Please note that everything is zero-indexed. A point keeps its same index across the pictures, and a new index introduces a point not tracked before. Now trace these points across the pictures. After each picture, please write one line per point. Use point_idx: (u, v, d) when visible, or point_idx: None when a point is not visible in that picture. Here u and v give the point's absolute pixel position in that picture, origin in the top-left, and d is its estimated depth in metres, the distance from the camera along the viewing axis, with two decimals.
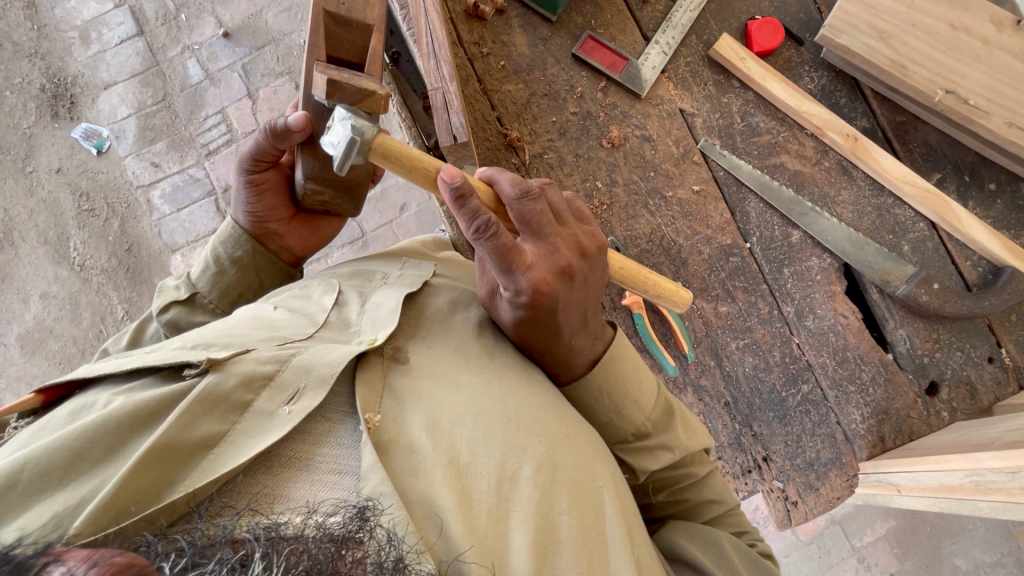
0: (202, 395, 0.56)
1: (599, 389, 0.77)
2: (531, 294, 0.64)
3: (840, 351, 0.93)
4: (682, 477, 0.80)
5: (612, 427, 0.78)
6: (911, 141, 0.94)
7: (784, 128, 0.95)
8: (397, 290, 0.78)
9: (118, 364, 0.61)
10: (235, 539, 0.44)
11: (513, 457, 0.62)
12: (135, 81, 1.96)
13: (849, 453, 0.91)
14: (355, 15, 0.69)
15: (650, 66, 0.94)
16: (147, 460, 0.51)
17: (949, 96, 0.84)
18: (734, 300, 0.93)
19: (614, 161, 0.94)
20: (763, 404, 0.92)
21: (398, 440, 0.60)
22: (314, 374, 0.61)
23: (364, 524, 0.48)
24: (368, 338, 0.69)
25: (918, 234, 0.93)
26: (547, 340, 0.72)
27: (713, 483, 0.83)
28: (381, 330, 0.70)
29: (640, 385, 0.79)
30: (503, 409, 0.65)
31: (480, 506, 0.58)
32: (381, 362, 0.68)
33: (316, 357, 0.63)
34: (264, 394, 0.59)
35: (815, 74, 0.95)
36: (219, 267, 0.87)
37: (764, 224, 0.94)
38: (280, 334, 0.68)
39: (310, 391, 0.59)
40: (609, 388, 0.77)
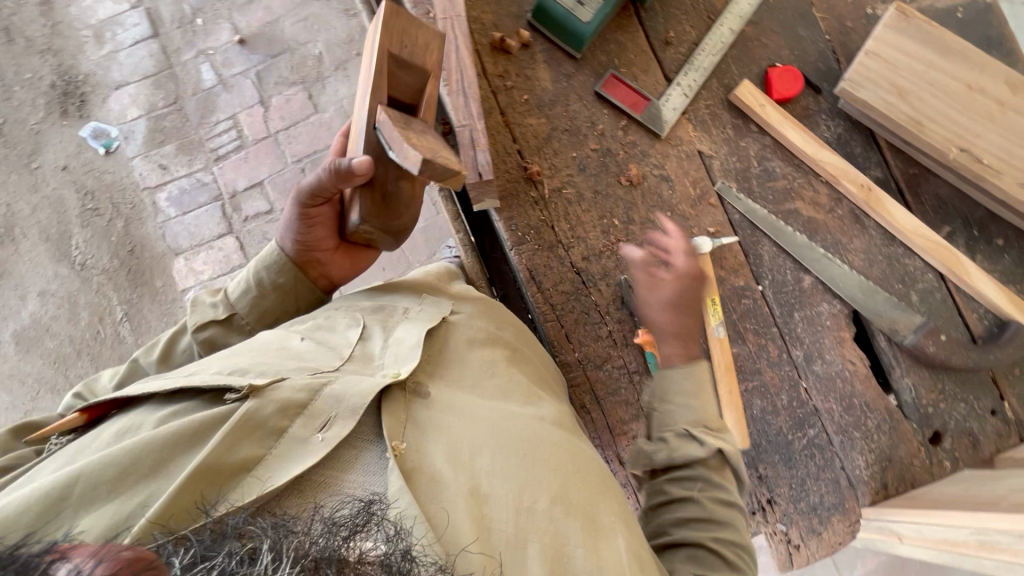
0: (241, 419, 0.56)
1: (679, 381, 0.82)
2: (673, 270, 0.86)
3: (847, 397, 0.94)
4: (724, 521, 0.70)
5: (675, 413, 0.80)
6: (923, 193, 0.96)
7: (800, 174, 0.96)
8: (418, 324, 0.79)
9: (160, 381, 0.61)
10: (243, 532, 0.45)
11: (529, 487, 0.62)
12: (147, 82, 1.96)
13: (852, 499, 0.92)
14: (417, 59, 0.73)
15: (670, 107, 0.96)
16: (192, 479, 0.51)
17: (964, 154, 0.86)
18: (744, 341, 0.94)
19: (631, 200, 0.95)
20: (770, 447, 0.93)
21: (421, 467, 0.60)
22: (345, 404, 0.61)
23: (371, 518, 0.48)
24: (391, 371, 0.69)
25: (927, 284, 0.95)
26: (684, 338, 0.84)
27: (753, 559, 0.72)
28: (404, 364, 0.71)
29: (709, 399, 0.81)
30: (520, 438, 0.67)
31: (496, 530, 0.59)
32: (403, 394, 0.67)
33: (345, 386, 0.63)
34: (298, 422, 0.59)
35: (831, 123, 0.97)
36: (260, 290, 0.86)
37: (776, 267, 0.95)
38: (312, 363, 0.68)
39: (342, 420, 0.60)
40: (695, 383, 0.81)
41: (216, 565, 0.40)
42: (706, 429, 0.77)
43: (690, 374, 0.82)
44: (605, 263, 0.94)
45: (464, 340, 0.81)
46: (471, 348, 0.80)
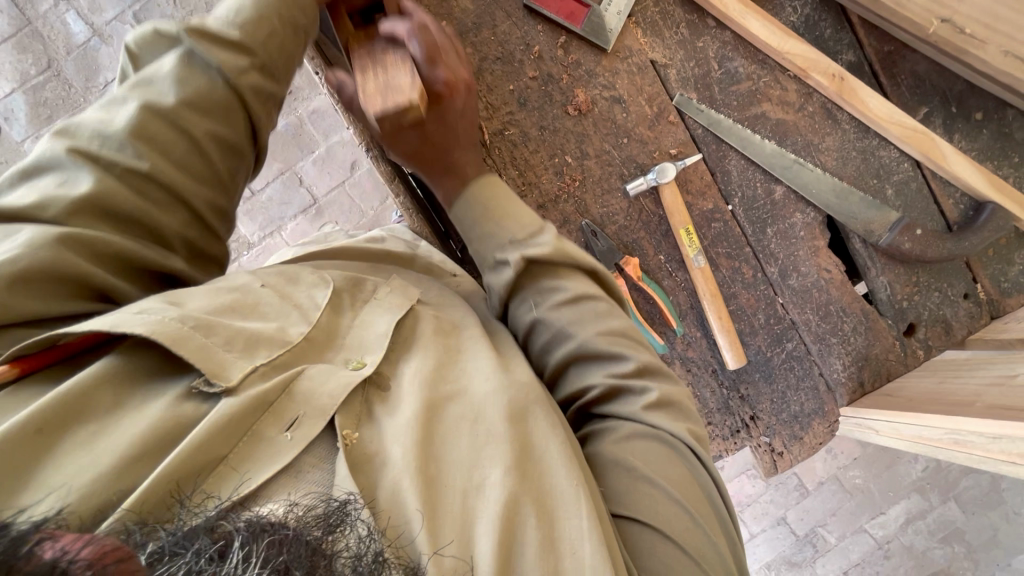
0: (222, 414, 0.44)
1: (466, 213, 0.70)
2: (446, 85, 0.65)
3: (824, 306, 0.92)
4: (605, 353, 0.64)
5: (485, 246, 0.68)
6: (899, 73, 0.87)
7: (765, 71, 0.86)
8: (389, 310, 0.62)
9: (116, 316, 0.45)
10: (215, 526, 0.36)
11: (491, 467, 0.50)
12: (8, 47, 1.66)
13: (830, 401, 0.94)
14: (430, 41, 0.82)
15: (614, 12, 0.82)
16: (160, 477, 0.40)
17: (944, 26, 0.76)
18: (717, 267, 0.89)
19: (582, 130, 0.84)
20: (750, 366, 0.93)
21: (383, 453, 0.48)
22: (313, 402, 0.49)
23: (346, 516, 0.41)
24: (355, 359, 0.55)
25: (902, 175, 0.89)
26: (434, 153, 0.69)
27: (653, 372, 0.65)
28: (374, 352, 0.57)
29: (513, 211, 0.69)
30: (488, 407, 0.54)
31: (450, 500, 0.47)
32: (364, 391, 0.53)
33: (314, 382, 0.50)
34: (263, 418, 0.47)
35: (797, 3, 0.84)
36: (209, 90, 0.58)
37: (746, 182, 0.88)
38: (276, 339, 0.52)
39: (313, 418, 0.48)
40: (479, 205, 0.69)
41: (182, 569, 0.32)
42: (531, 251, 0.66)
43: (472, 199, 0.69)
44: (562, 208, 0.86)
45: (439, 322, 0.64)
46: (442, 335, 0.61)
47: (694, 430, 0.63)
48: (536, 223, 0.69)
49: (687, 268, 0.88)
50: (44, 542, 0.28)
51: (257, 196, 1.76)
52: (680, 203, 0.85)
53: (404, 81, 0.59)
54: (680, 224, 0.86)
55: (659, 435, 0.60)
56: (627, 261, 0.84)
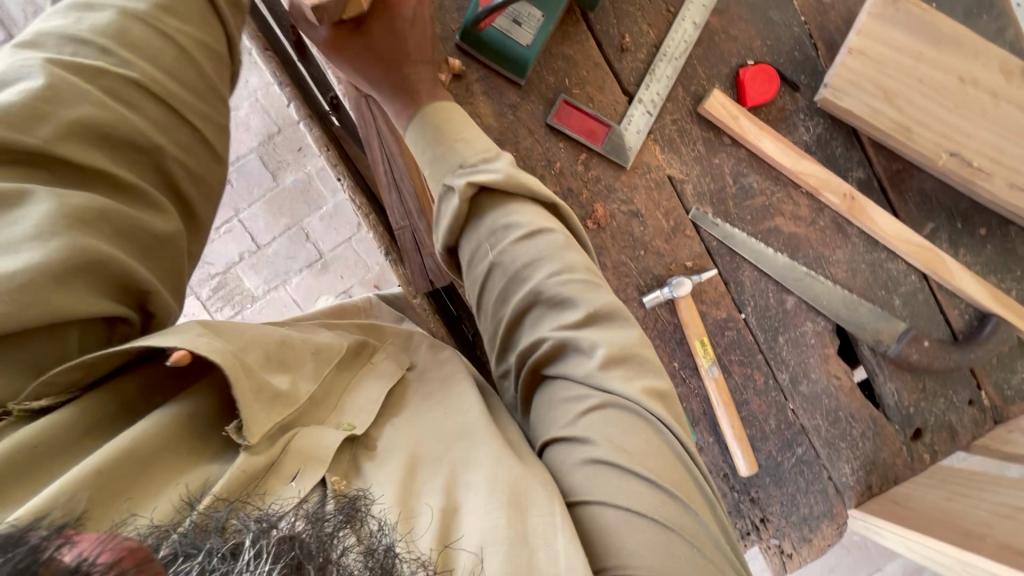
0: (234, 468, 0.44)
1: (419, 131, 0.73)
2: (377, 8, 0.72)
3: (833, 412, 0.93)
4: (561, 298, 0.61)
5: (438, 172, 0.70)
6: (907, 190, 0.90)
7: (778, 186, 0.88)
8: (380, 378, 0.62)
9: (180, 336, 0.45)
10: (226, 527, 0.37)
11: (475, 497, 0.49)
12: None
13: (839, 504, 0.95)
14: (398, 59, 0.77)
15: (633, 131, 0.84)
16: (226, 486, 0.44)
17: (953, 158, 0.78)
18: (730, 374, 0.91)
19: (601, 242, 0.86)
20: (760, 470, 0.94)
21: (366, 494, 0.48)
22: (310, 453, 0.49)
23: (356, 514, 0.42)
24: (347, 422, 0.54)
25: (909, 286, 0.92)
26: (388, 64, 0.74)
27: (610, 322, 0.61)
28: (363, 416, 0.56)
29: (461, 133, 0.71)
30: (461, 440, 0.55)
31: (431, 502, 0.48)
32: (352, 452, 0.53)
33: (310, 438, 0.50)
34: (269, 467, 0.47)
35: (810, 123, 0.87)
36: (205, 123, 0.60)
37: (758, 292, 0.90)
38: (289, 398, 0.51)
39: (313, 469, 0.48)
40: (424, 130, 0.73)
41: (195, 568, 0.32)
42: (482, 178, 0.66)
43: (423, 121, 0.73)
44: None
45: (428, 386, 0.64)
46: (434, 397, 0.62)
47: (655, 386, 0.58)
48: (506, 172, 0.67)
49: (700, 376, 0.89)
50: (64, 545, 0.26)
51: (264, 250, 1.75)
52: (693, 311, 0.87)
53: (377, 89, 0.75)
54: (694, 333, 0.87)
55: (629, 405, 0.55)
56: None
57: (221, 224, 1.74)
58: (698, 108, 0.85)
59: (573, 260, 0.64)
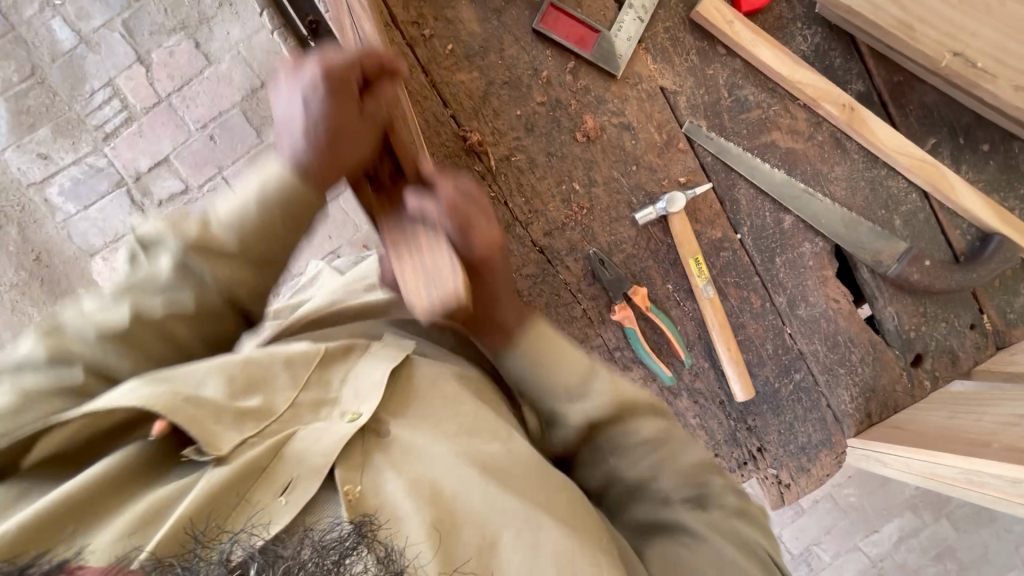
0: (206, 485, 0.44)
1: (494, 285, 0.60)
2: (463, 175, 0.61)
3: (831, 336, 0.91)
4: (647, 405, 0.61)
5: (508, 300, 0.60)
6: (907, 103, 0.87)
7: (775, 99, 0.85)
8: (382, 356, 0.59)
9: (136, 394, 0.46)
10: (230, 557, 0.35)
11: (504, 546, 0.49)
12: None
13: (838, 432, 0.92)
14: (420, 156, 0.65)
15: (624, 38, 0.80)
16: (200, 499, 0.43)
17: (956, 59, 0.75)
18: (726, 297, 0.88)
19: (591, 158, 0.82)
20: (758, 398, 0.91)
21: (385, 508, 0.48)
22: (306, 462, 0.48)
23: (364, 539, 0.39)
24: (349, 410, 0.54)
25: (910, 206, 0.89)
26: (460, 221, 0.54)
27: (634, 394, 0.61)
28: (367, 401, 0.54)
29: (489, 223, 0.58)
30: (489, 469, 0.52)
31: (457, 538, 0.48)
32: (363, 443, 0.52)
33: (305, 447, 0.49)
34: (259, 487, 0.46)
35: (807, 32, 0.84)
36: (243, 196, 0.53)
37: (754, 211, 0.87)
38: (262, 413, 0.51)
39: (306, 480, 0.47)
40: (528, 362, 0.59)
41: None
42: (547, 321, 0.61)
43: (532, 355, 0.59)
44: (569, 236, 0.83)
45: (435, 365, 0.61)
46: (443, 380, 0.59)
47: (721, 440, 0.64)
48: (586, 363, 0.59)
49: (695, 298, 0.87)
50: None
51: None
52: (689, 229, 0.84)
53: (439, 258, 0.52)
54: (689, 252, 0.84)
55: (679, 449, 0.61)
56: (636, 290, 0.82)
57: (204, 181, 1.69)
58: (691, 14, 0.81)
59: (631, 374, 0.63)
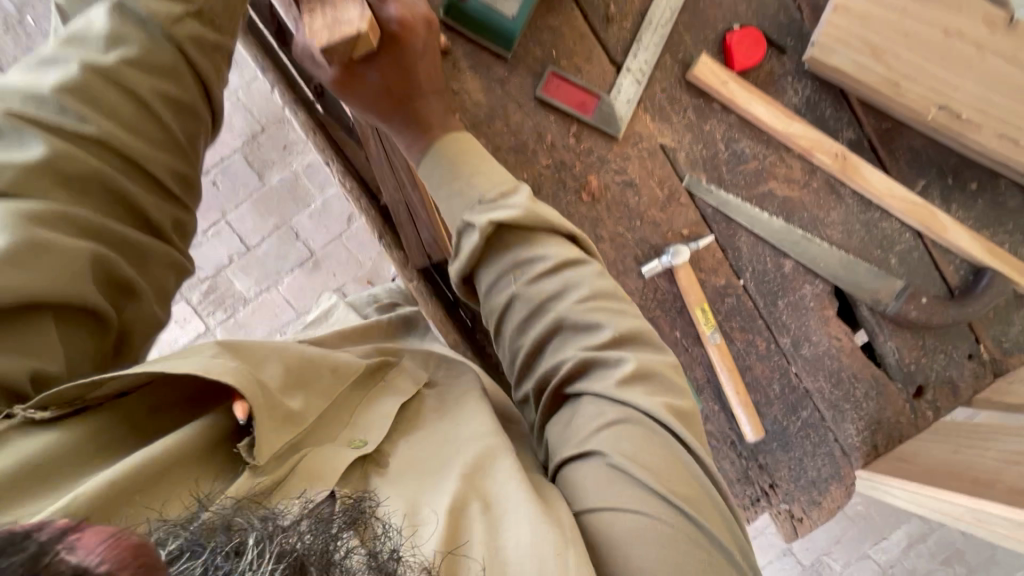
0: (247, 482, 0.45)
1: (432, 166, 0.66)
2: (400, 24, 0.63)
3: (835, 373, 0.94)
4: (584, 323, 0.60)
5: (453, 208, 0.64)
6: (897, 148, 0.90)
7: (770, 151, 0.88)
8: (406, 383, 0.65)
9: (198, 359, 0.46)
10: (231, 527, 0.37)
11: (472, 514, 0.48)
12: None
13: (846, 465, 0.95)
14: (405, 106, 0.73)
15: (623, 100, 0.83)
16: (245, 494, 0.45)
17: (942, 112, 0.79)
18: (732, 340, 0.91)
19: (596, 215, 0.85)
20: (767, 436, 0.94)
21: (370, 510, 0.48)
22: (317, 473, 0.49)
23: (362, 515, 0.42)
24: (355, 440, 0.54)
25: (904, 245, 0.92)
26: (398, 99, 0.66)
27: (544, 213, 0.63)
28: (375, 432, 0.55)
29: (476, 162, 0.66)
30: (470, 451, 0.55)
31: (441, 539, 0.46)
32: (363, 467, 0.53)
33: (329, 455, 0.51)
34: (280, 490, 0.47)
35: (798, 86, 0.87)
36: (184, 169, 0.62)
37: (756, 257, 0.90)
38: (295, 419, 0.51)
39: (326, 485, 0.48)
40: (443, 154, 0.66)
41: (197, 564, 0.32)
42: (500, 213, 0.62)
43: (440, 151, 0.66)
44: None
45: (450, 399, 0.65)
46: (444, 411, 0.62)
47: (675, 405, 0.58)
48: (509, 179, 0.65)
49: (703, 344, 0.89)
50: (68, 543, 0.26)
51: (253, 251, 1.73)
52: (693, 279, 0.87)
53: (348, 1, 0.56)
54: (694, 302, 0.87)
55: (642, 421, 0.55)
56: None
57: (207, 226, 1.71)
58: (686, 74, 0.85)
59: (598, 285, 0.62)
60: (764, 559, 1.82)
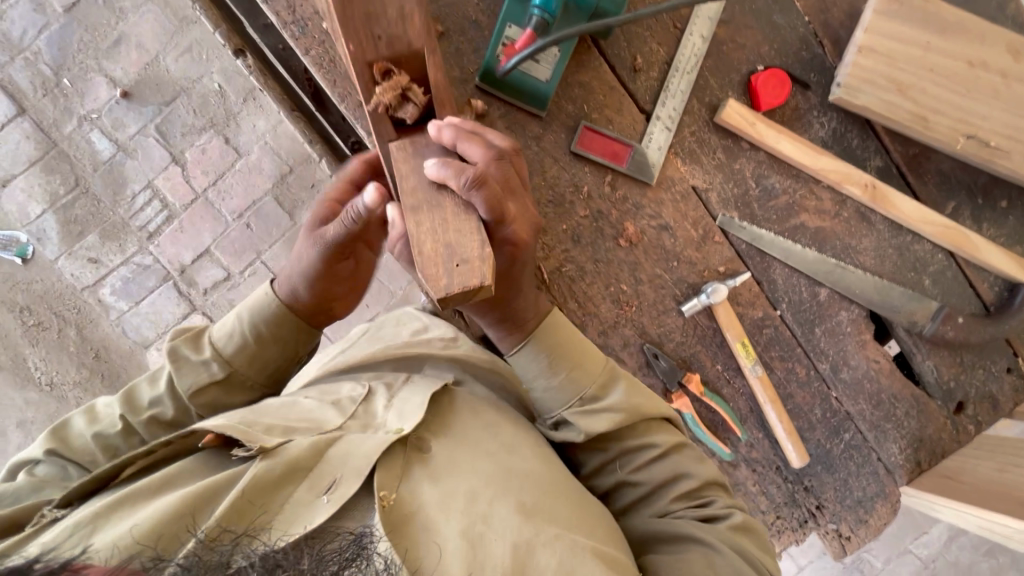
0: (250, 477, 0.55)
1: (530, 359, 0.76)
2: (514, 243, 0.62)
3: (875, 395, 0.96)
4: (688, 493, 0.73)
5: (550, 400, 0.76)
6: (925, 172, 0.92)
7: (799, 184, 0.90)
8: (421, 387, 0.73)
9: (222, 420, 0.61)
10: (229, 563, 0.43)
11: (539, 547, 0.58)
12: (36, 169, 1.70)
13: (891, 483, 0.97)
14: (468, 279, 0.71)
15: (655, 147, 0.86)
16: (248, 490, 0.54)
17: (971, 141, 0.81)
18: (772, 369, 0.94)
19: (634, 259, 0.89)
20: (812, 459, 0.96)
21: (414, 512, 0.58)
22: (348, 465, 0.59)
23: (362, 552, 0.47)
24: (394, 427, 0.65)
25: (937, 265, 0.94)
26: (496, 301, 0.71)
27: (642, 407, 0.75)
28: (409, 419, 0.66)
29: (578, 352, 0.76)
30: (524, 485, 0.63)
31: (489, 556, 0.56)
32: (404, 452, 0.63)
33: (351, 446, 0.61)
34: (302, 484, 0.57)
35: (824, 119, 0.89)
36: (247, 340, 0.74)
37: (791, 288, 0.92)
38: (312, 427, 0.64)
39: (347, 479, 0.58)
40: (544, 353, 0.75)
41: None
42: (607, 418, 0.73)
43: (539, 347, 0.75)
44: (622, 332, 0.89)
45: (469, 401, 0.74)
46: (479, 412, 0.73)
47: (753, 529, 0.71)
48: (605, 374, 0.76)
49: (744, 375, 0.92)
50: None
51: None
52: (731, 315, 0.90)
53: (465, 235, 0.55)
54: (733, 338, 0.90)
55: (743, 553, 0.66)
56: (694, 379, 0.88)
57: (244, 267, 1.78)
58: (714, 117, 0.87)
59: (694, 472, 0.74)
60: (804, 560, 1.82)
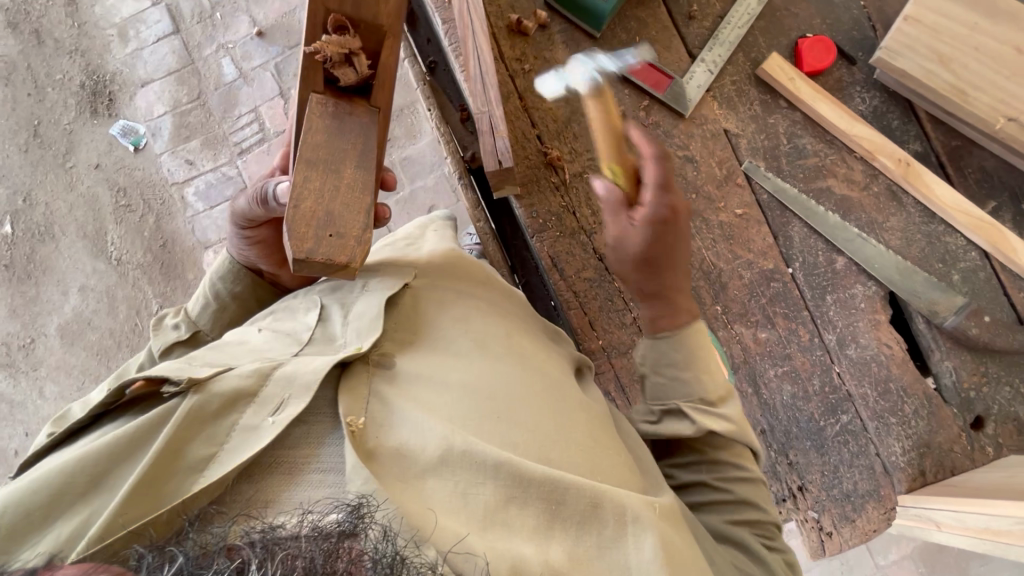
0: (177, 422, 0.48)
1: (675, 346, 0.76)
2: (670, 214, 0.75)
3: (882, 382, 0.91)
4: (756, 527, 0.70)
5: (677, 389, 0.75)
6: (966, 167, 0.91)
7: (832, 150, 0.92)
8: (375, 296, 0.69)
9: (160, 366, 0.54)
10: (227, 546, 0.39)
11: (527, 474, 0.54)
12: (171, 78, 2.00)
13: (888, 486, 0.89)
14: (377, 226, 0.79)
15: (694, 85, 0.92)
16: (177, 432, 0.48)
17: (1012, 124, 0.81)
18: (773, 326, 0.92)
19: None
20: (801, 433, 0.91)
21: (381, 435, 0.54)
22: (296, 385, 0.53)
23: (360, 519, 0.42)
24: (352, 345, 0.61)
25: (969, 263, 0.90)
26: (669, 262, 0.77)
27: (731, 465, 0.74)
28: (362, 338, 0.62)
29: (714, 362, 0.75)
30: (498, 407, 0.60)
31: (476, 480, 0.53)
32: (365, 369, 0.59)
33: (299, 364, 0.55)
34: (248, 410, 0.51)
35: (866, 95, 0.92)
36: (220, 303, 0.86)
37: (807, 248, 0.92)
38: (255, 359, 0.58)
39: (295, 398, 0.52)
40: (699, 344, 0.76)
41: None
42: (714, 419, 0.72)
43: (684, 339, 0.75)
44: None
45: (434, 292, 0.74)
46: (451, 312, 0.72)
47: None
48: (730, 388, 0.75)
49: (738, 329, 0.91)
50: None
51: None
52: (666, 248, 0.76)
53: (348, 208, 0.60)
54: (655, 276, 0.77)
55: None
56: None
57: None
58: (755, 70, 0.93)
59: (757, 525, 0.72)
60: None
